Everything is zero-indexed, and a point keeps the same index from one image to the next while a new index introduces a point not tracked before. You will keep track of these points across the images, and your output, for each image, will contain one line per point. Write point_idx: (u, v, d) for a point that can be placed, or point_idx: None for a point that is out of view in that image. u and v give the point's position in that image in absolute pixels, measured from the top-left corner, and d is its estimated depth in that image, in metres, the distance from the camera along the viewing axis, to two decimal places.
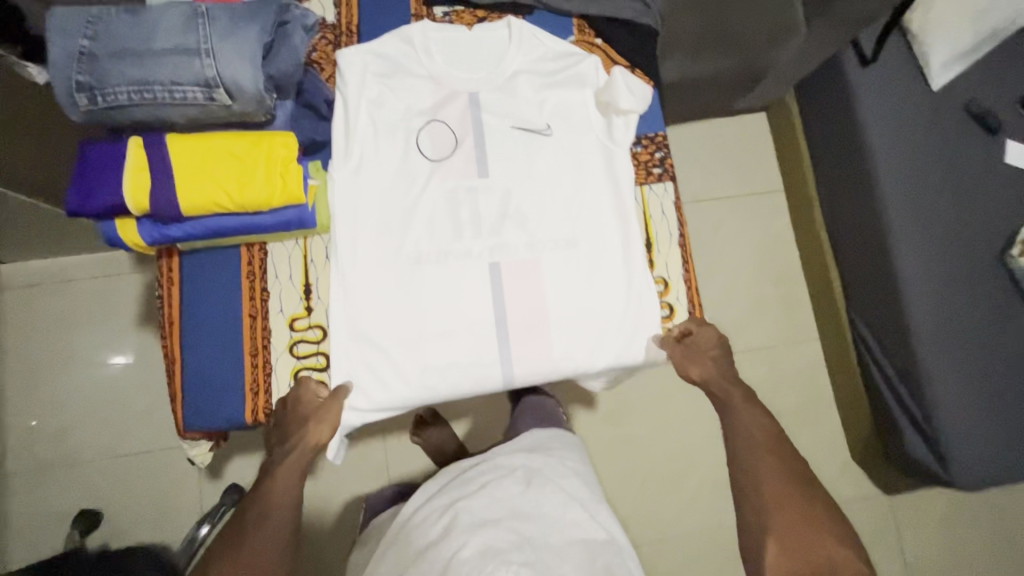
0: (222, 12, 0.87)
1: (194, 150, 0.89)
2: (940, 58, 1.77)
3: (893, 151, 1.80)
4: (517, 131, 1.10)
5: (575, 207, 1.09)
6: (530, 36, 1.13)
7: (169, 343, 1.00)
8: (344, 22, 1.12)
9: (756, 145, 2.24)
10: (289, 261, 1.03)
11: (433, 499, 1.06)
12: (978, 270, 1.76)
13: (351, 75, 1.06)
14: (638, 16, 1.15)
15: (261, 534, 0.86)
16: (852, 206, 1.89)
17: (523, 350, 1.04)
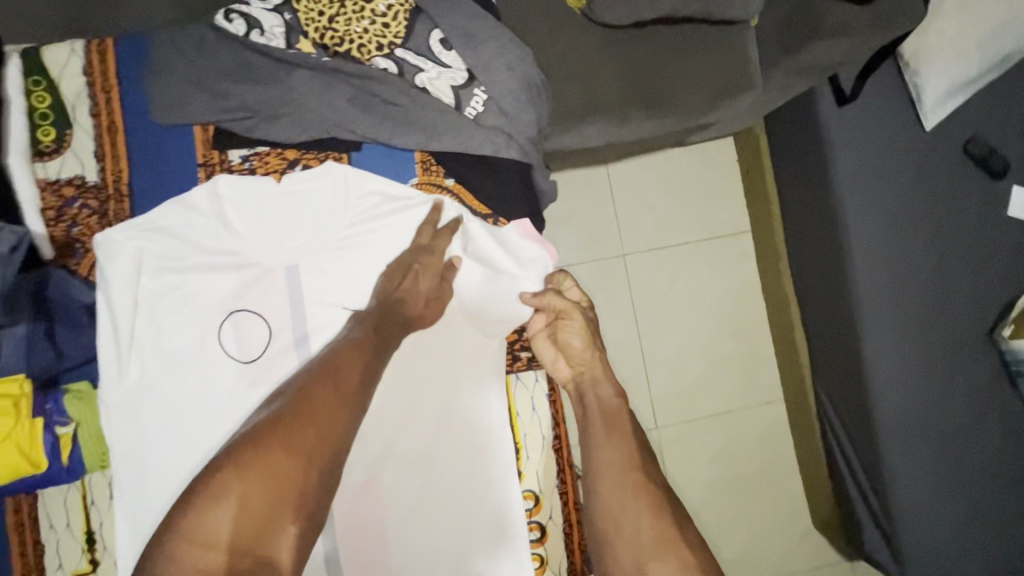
0: None
1: None
2: (936, 89, 1.21)
3: (865, 189, 1.27)
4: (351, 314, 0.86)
5: (424, 412, 0.89)
6: (358, 191, 0.86)
7: None
8: (111, 180, 0.86)
9: (718, 172, 1.66)
10: (65, 506, 0.84)
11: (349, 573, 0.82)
12: (965, 351, 1.24)
13: (117, 263, 0.82)
14: (498, 151, 0.86)
15: (311, 423, 0.63)
16: (816, 261, 1.37)
17: None
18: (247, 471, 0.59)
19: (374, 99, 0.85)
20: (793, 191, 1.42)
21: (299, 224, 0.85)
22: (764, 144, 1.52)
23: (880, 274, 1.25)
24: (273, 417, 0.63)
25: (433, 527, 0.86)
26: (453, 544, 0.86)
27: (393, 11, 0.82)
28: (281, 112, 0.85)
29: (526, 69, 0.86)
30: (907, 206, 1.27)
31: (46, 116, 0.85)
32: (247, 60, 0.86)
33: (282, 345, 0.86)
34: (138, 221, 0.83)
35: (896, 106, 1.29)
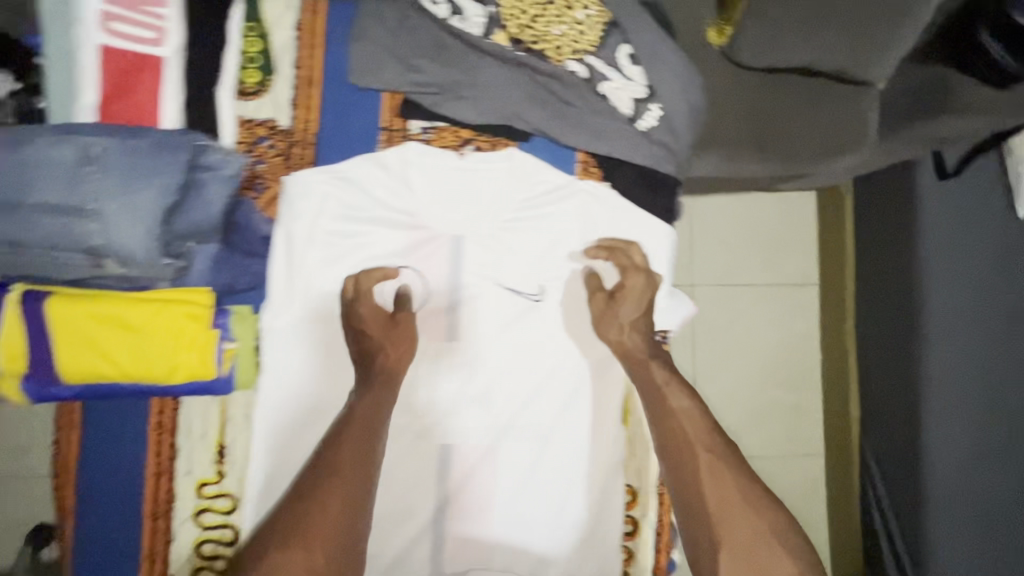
0: (115, 155, 0.70)
1: (78, 316, 0.74)
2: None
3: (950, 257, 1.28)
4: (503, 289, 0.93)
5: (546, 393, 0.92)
6: (535, 183, 0.94)
7: (61, 496, 0.88)
8: (301, 127, 0.93)
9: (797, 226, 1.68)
10: (204, 417, 0.90)
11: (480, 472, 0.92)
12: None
13: (305, 204, 0.89)
14: (657, 164, 0.92)
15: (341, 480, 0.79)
16: (889, 323, 1.38)
17: (460, 548, 0.91)
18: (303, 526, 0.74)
19: (552, 96, 0.92)
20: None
21: (471, 201, 0.93)
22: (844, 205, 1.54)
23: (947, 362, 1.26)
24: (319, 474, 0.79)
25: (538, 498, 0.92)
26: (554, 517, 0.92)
27: (592, 21, 0.89)
28: (468, 94, 0.92)
29: (696, 95, 0.93)
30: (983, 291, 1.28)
31: (253, 59, 0.92)
32: (443, 41, 0.93)
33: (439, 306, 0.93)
34: (336, 168, 0.90)
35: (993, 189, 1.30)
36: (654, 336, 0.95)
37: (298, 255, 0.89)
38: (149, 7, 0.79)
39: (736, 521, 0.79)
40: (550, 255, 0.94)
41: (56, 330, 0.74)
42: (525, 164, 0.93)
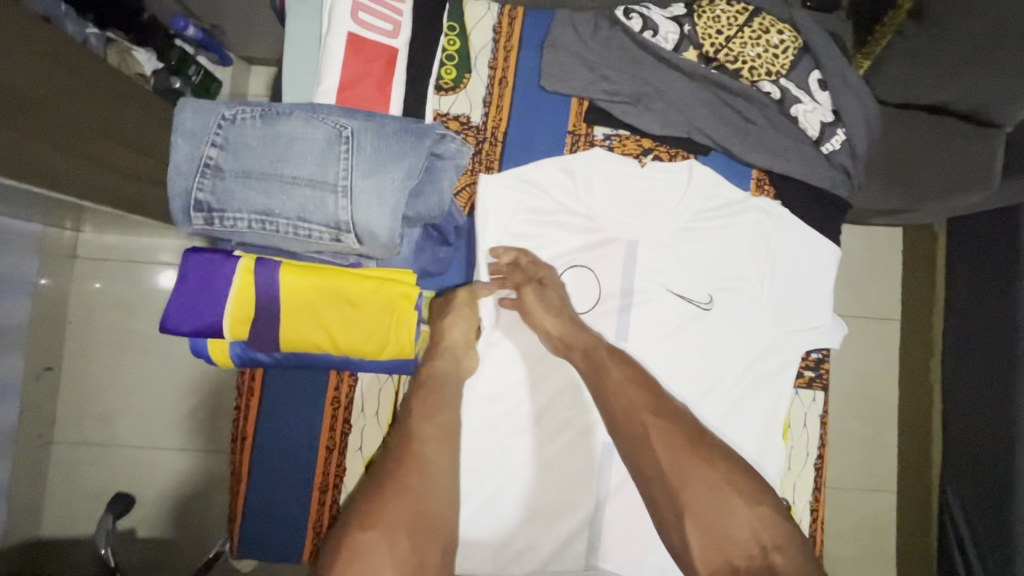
0: (367, 138, 0.74)
1: (308, 288, 0.77)
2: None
3: None
4: (673, 296, 0.96)
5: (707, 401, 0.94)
6: (713, 196, 0.96)
7: (237, 460, 0.91)
8: (490, 124, 0.97)
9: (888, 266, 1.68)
10: (378, 395, 0.92)
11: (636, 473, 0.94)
12: None
13: (494, 199, 0.93)
14: (834, 186, 0.95)
15: (409, 473, 0.79)
16: None
17: (616, 545, 0.93)
18: (389, 510, 0.75)
19: (736, 116, 0.96)
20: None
21: (648, 208, 0.96)
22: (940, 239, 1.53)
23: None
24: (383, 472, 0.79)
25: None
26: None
27: (785, 45, 0.92)
28: (654, 109, 0.96)
29: (875, 122, 0.95)
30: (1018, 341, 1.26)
31: (452, 58, 0.97)
32: (633, 54, 0.97)
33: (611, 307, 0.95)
34: (521, 171, 0.94)
35: None
36: (817, 353, 0.96)
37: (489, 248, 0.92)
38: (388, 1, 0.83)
39: (715, 500, 0.77)
40: (720, 266, 0.96)
41: (286, 299, 0.77)
42: (703, 178, 0.96)
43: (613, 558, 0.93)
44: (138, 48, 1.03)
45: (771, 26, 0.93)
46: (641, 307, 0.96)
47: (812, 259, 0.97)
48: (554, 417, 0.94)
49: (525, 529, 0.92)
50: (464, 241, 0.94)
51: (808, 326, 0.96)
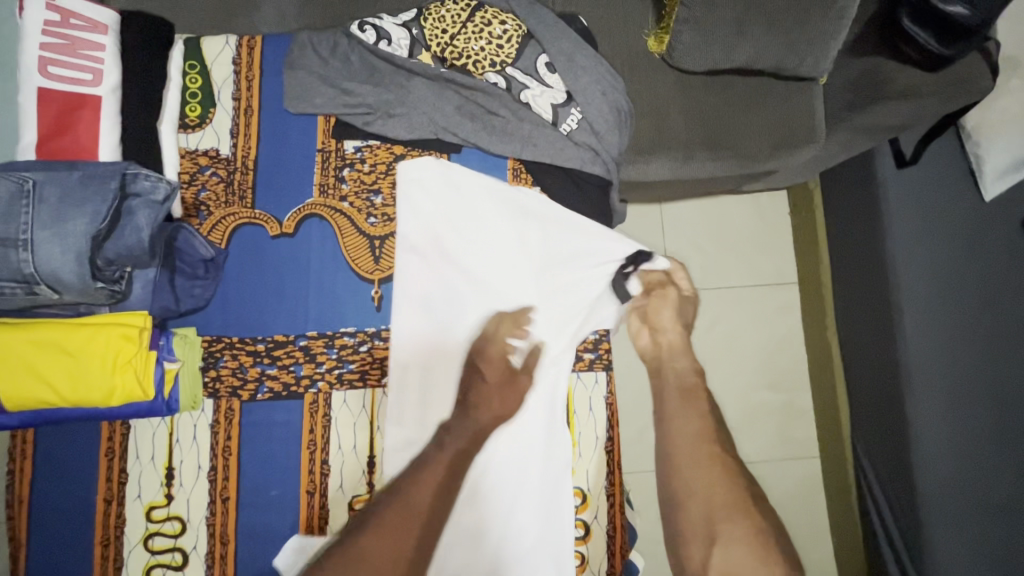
0: (52, 189, 0.75)
1: (19, 343, 0.77)
2: (997, 160, 1.21)
3: (922, 240, 1.27)
4: (444, 295, 0.93)
5: (518, 381, 0.90)
6: (496, 188, 0.95)
7: (16, 525, 0.90)
8: (240, 155, 0.97)
9: (772, 234, 1.65)
10: (152, 440, 0.91)
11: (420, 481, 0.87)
12: (1015, 419, 1.18)
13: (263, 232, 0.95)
14: (584, 165, 0.95)
15: (402, 521, 0.85)
16: (868, 312, 1.37)
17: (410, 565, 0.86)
18: (381, 544, 0.83)
19: (480, 109, 0.96)
20: (846, 249, 1.46)
21: (440, 206, 0.94)
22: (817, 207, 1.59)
23: (927, 369, 1.22)
24: (382, 519, 0.85)
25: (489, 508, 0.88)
26: (502, 526, 0.87)
27: (508, 35, 0.93)
28: (400, 114, 0.96)
29: (617, 96, 0.96)
30: (949, 317, 1.23)
31: (196, 95, 0.97)
32: (372, 66, 0.98)
33: (410, 306, 0.93)
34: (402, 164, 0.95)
35: (952, 177, 1.30)
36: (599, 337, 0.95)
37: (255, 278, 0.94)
38: (86, 51, 0.84)
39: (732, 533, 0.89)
40: (522, 254, 0.94)
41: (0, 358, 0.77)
42: (454, 171, 0.95)
43: None
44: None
45: (495, 17, 0.93)
46: (449, 305, 0.93)
47: (576, 237, 0.96)
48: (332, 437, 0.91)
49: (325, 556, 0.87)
50: (221, 272, 0.94)
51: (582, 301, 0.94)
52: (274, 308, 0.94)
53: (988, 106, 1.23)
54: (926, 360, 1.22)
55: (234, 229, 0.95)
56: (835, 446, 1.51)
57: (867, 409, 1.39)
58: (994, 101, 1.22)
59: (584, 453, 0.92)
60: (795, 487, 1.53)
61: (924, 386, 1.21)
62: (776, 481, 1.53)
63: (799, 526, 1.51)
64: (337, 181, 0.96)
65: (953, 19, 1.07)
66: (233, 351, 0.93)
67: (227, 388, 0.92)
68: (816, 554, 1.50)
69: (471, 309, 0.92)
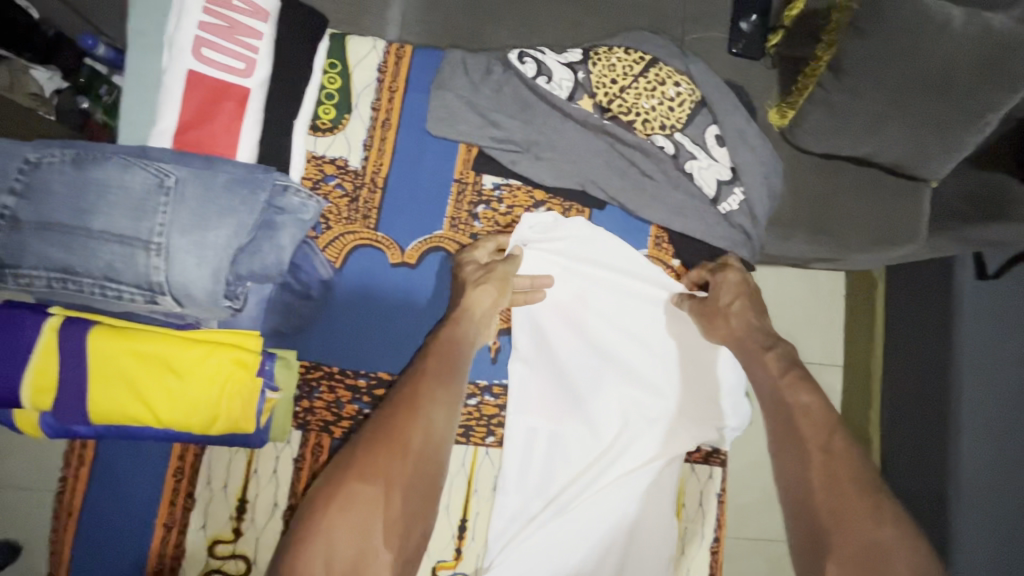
0: (193, 189, 0.67)
1: (119, 351, 0.68)
2: None
3: (1005, 358, 1.25)
4: (591, 353, 0.90)
5: (637, 452, 0.86)
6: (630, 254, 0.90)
7: (60, 541, 0.80)
8: (370, 171, 0.89)
9: (824, 315, 1.58)
10: (228, 467, 0.83)
11: (533, 552, 0.82)
12: None
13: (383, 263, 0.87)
14: (733, 247, 0.90)
15: (402, 411, 0.72)
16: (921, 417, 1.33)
17: None
18: (370, 480, 0.67)
19: (634, 169, 0.90)
20: None
21: (567, 268, 0.90)
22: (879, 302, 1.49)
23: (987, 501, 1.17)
24: (361, 447, 0.69)
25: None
26: None
27: (681, 99, 0.88)
28: (549, 159, 0.90)
29: (774, 181, 0.92)
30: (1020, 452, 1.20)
31: (332, 96, 0.89)
32: (526, 99, 0.91)
33: (551, 360, 0.89)
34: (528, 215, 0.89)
35: None
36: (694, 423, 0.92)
37: (369, 310, 0.87)
38: (243, 38, 0.76)
39: (850, 510, 0.68)
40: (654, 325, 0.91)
41: (96, 365, 0.68)
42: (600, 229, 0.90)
43: None
44: (37, 67, 0.96)
45: (669, 77, 0.88)
46: (581, 368, 0.89)
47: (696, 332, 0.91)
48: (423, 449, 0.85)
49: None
50: (331, 294, 0.86)
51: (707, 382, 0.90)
52: (380, 341, 0.86)
53: None
54: (999, 485, 1.19)
55: (351, 248, 0.87)
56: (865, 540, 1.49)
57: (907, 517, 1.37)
58: None
59: (689, 554, 0.86)
60: None
61: (990, 512, 1.18)
62: None
63: None
64: (470, 217, 0.90)
65: None
66: (331, 382, 0.85)
67: (318, 422, 0.84)
68: None
69: (601, 372, 0.89)
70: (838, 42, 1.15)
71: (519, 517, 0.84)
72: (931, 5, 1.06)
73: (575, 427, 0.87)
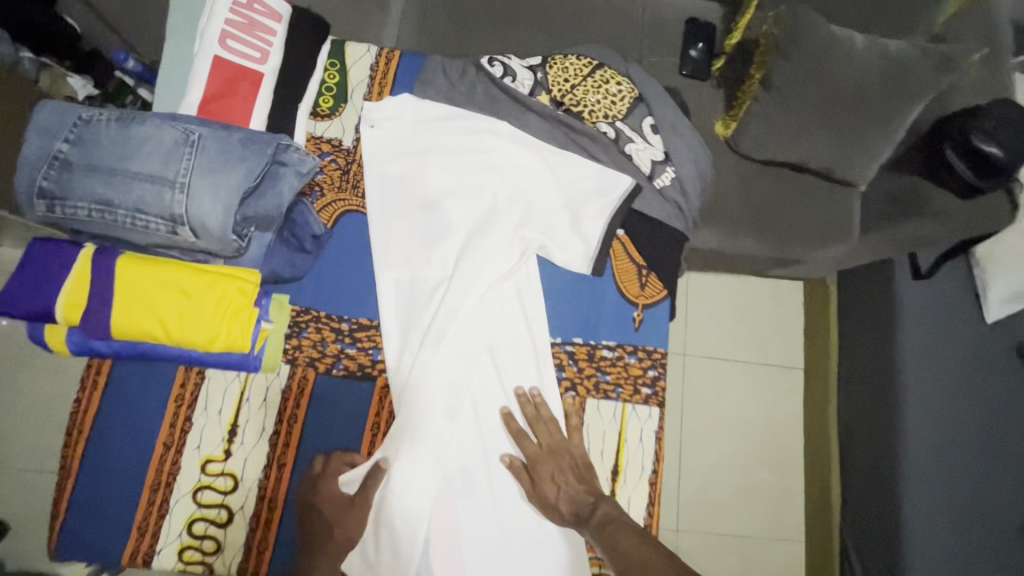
0: (213, 143, 0.82)
1: (142, 277, 0.82)
2: (1001, 289, 1.42)
3: (927, 345, 1.45)
4: (465, 188, 1.04)
5: (507, 267, 1.02)
6: (479, 133, 1.06)
7: (68, 457, 0.90)
8: (359, 149, 1.05)
9: (786, 324, 1.88)
10: (223, 394, 0.94)
11: (423, 356, 0.96)
12: (996, 530, 1.36)
13: (364, 223, 1.02)
14: (669, 218, 1.06)
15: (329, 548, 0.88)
16: (870, 412, 1.54)
17: (420, 442, 0.93)
18: None
19: (582, 151, 1.06)
20: (853, 342, 1.65)
21: (417, 130, 1.06)
22: (832, 306, 1.76)
23: (927, 480, 1.38)
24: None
25: (475, 409, 0.98)
26: (500, 403, 0.98)
27: (622, 94, 1.06)
28: (510, 142, 1.06)
29: (704, 165, 1.09)
30: (950, 436, 1.41)
31: (331, 89, 1.07)
32: (494, 95, 1.08)
33: (429, 191, 1.04)
34: (367, 105, 1.05)
35: (965, 305, 1.49)
36: (568, 348, 1.01)
37: (356, 264, 1.01)
38: (261, 34, 0.95)
39: None
40: (519, 171, 1.05)
41: (120, 286, 0.81)
42: (486, 117, 1.07)
43: (406, 490, 0.91)
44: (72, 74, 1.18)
45: (612, 78, 1.07)
46: (431, 223, 1.03)
47: (579, 177, 1.05)
48: (336, 268, 1.00)
49: (370, 392, 0.97)
50: (321, 249, 1.00)
51: (563, 211, 1.04)
52: (362, 291, 1.00)
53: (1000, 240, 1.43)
54: (926, 469, 1.38)
55: (340, 213, 1.02)
56: (825, 527, 1.68)
57: (860, 494, 1.54)
58: (1005, 237, 1.43)
59: (630, 483, 0.97)
60: (787, 556, 1.73)
61: (919, 490, 1.37)
62: (767, 558, 1.73)
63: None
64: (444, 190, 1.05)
65: (992, 159, 1.22)
66: (319, 324, 0.98)
67: (304, 358, 0.96)
68: None
69: (460, 205, 1.04)
70: (766, 62, 1.35)
71: (413, 321, 0.99)
72: (838, 33, 1.29)
73: (427, 271, 1.01)
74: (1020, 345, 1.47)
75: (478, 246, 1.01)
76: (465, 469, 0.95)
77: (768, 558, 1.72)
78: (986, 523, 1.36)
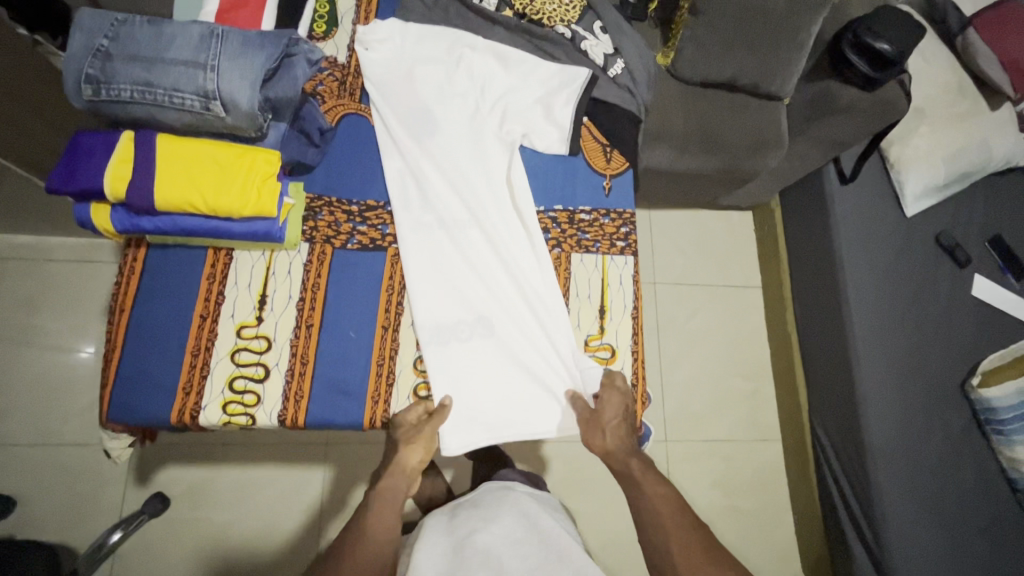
0: (235, 36, 0.95)
1: (178, 152, 0.94)
2: (913, 187, 1.61)
3: (858, 231, 1.65)
4: (450, 92, 1.21)
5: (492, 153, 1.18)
6: (456, 45, 1.23)
7: (113, 333, 1.01)
8: (353, 65, 1.21)
9: (743, 251, 2.07)
10: (251, 270, 1.06)
11: (427, 231, 1.12)
12: (933, 384, 1.55)
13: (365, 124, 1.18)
14: (623, 102, 1.25)
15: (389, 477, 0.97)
16: (818, 303, 1.72)
17: (431, 299, 1.08)
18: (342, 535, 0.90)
19: (545, 55, 1.26)
20: (797, 247, 1.85)
21: (403, 45, 1.22)
22: (778, 227, 1.95)
23: (872, 345, 1.56)
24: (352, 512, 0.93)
25: (478, 272, 1.11)
26: (499, 264, 1.12)
27: (574, 4, 1.26)
28: (483, 51, 1.23)
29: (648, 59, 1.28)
30: (887, 308, 1.59)
31: (322, 17, 1.23)
32: (466, 15, 1.27)
33: (418, 94, 1.20)
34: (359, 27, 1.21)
35: (886, 201, 1.68)
36: (551, 214, 1.17)
37: (360, 158, 1.16)
38: None
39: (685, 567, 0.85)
40: (494, 74, 1.22)
41: (159, 160, 0.93)
42: (462, 31, 1.24)
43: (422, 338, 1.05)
44: None
45: None
46: (422, 121, 1.18)
47: (545, 74, 1.23)
48: (343, 162, 1.15)
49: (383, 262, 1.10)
50: (327, 145, 1.15)
51: (535, 102, 1.21)
52: (367, 178, 1.15)
53: (903, 141, 1.63)
54: (870, 334, 1.57)
55: (342, 116, 1.17)
56: (796, 418, 1.81)
57: (819, 376, 1.71)
58: (908, 137, 1.62)
59: (615, 320, 1.13)
60: (767, 455, 1.86)
61: (867, 353, 1.55)
62: (750, 458, 1.84)
63: (758, 476, 1.83)
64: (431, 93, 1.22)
65: (882, 53, 1.39)
66: (331, 207, 1.11)
67: (321, 236, 1.09)
68: (776, 499, 1.82)
69: (447, 105, 1.20)
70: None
71: (415, 202, 1.13)
72: None
73: (423, 161, 1.16)
74: (939, 232, 1.67)
75: (465, 137, 1.18)
76: (473, 317, 1.08)
77: (750, 458, 1.84)
78: (924, 377, 1.55)
